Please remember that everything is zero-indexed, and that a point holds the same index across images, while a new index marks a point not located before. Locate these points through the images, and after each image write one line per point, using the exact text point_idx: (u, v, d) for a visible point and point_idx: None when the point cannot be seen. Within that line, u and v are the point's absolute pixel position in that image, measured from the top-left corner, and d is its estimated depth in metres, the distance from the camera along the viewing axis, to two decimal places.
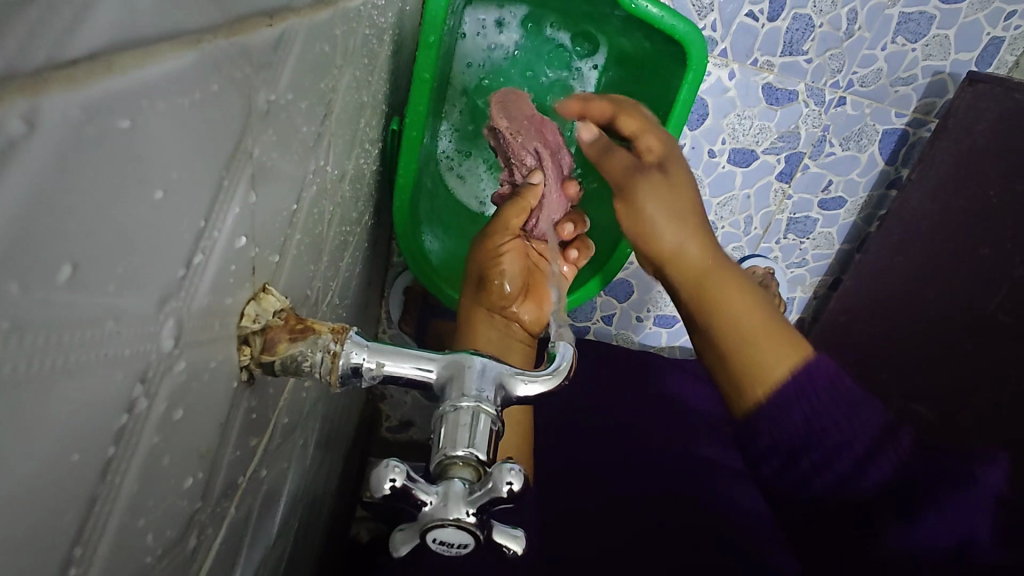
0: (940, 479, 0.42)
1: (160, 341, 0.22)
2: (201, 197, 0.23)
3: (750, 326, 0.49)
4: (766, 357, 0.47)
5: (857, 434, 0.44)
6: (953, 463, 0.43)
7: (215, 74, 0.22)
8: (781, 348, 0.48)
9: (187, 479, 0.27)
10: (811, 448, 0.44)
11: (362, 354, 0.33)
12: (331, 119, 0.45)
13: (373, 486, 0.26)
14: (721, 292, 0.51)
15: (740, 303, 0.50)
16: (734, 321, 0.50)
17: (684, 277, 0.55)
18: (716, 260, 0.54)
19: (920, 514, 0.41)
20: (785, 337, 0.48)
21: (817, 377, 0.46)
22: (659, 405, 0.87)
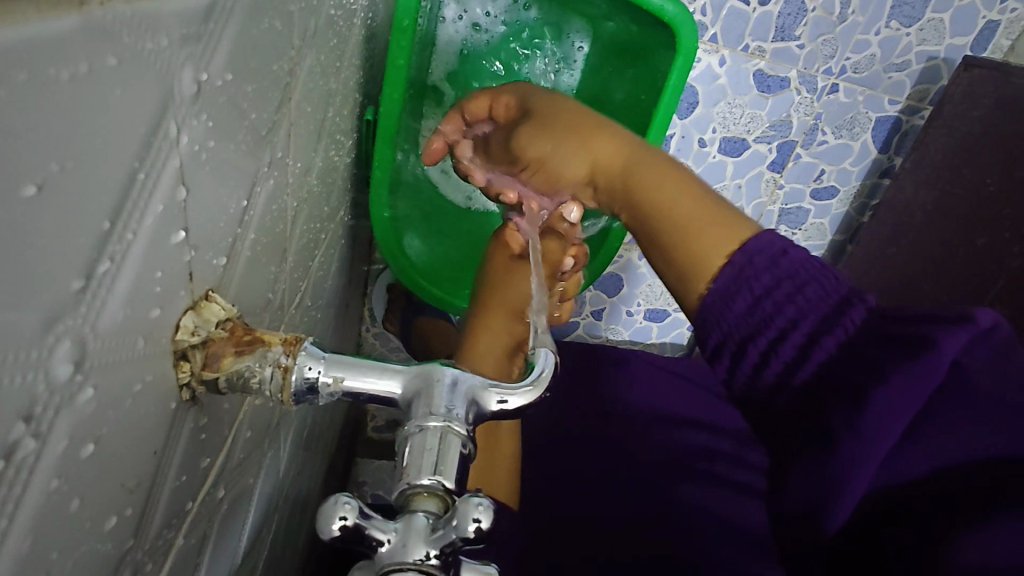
0: (897, 352, 0.34)
1: (52, 369, 0.18)
2: (103, 193, 0.19)
3: (679, 211, 0.45)
4: (696, 234, 0.43)
5: (799, 310, 0.38)
6: (902, 333, 0.34)
7: (112, 45, 0.18)
8: (716, 223, 0.43)
9: (109, 520, 0.23)
10: (758, 336, 0.38)
11: (318, 367, 0.30)
12: (291, 105, 0.41)
13: (320, 527, 0.23)
14: (638, 186, 0.49)
15: (665, 186, 0.47)
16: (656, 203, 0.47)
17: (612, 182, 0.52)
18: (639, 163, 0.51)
19: (865, 403, 0.33)
20: (719, 214, 0.43)
21: (756, 260, 0.39)
22: (651, 405, 0.82)
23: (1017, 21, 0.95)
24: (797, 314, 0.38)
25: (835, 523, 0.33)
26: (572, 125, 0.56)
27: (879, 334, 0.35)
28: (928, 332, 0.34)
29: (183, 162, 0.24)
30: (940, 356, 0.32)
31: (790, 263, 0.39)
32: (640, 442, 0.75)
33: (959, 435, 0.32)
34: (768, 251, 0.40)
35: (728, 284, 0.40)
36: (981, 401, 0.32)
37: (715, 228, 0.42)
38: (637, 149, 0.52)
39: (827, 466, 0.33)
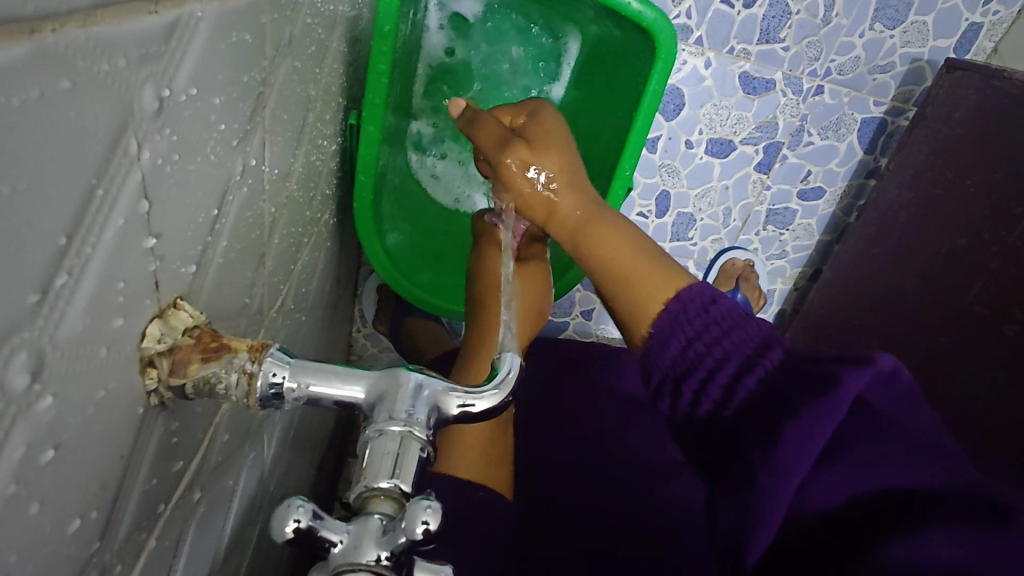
0: (804, 390, 0.34)
1: (9, 380, 0.19)
2: (58, 210, 0.20)
3: (630, 266, 0.50)
4: (642, 286, 0.48)
5: (724, 351, 0.40)
6: (817, 370, 0.35)
7: (65, 69, 0.19)
8: (658, 278, 0.48)
9: (73, 522, 0.24)
10: (690, 375, 0.41)
11: (284, 373, 0.30)
12: (265, 114, 0.41)
13: (274, 529, 0.23)
14: (594, 236, 0.54)
15: (616, 241, 0.52)
16: (609, 258, 0.52)
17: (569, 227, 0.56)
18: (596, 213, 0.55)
19: (780, 432, 0.33)
20: (661, 267, 0.49)
21: (691, 305, 0.44)
22: (624, 398, 0.83)
23: (1000, 24, 0.96)
24: (719, 354, 0.40)
25: (755, 551, 0.32)
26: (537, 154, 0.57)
27: (795, 373, 0.36)
28: (835, 369, 0.34)
29: (145, 175, 0.25)
30: (843, 390, 0.33)
31: (718, 310, 0.43)
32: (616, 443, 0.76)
33: (872, 462, 0.31)
34: (700, 300, 0.44)
35: (668, 327, 0.45)
36: (894, 432, 0.32)
37: (657, 280, 0.48)
38: (594, 196, 0.57)
39: (754, 488, 0.33)
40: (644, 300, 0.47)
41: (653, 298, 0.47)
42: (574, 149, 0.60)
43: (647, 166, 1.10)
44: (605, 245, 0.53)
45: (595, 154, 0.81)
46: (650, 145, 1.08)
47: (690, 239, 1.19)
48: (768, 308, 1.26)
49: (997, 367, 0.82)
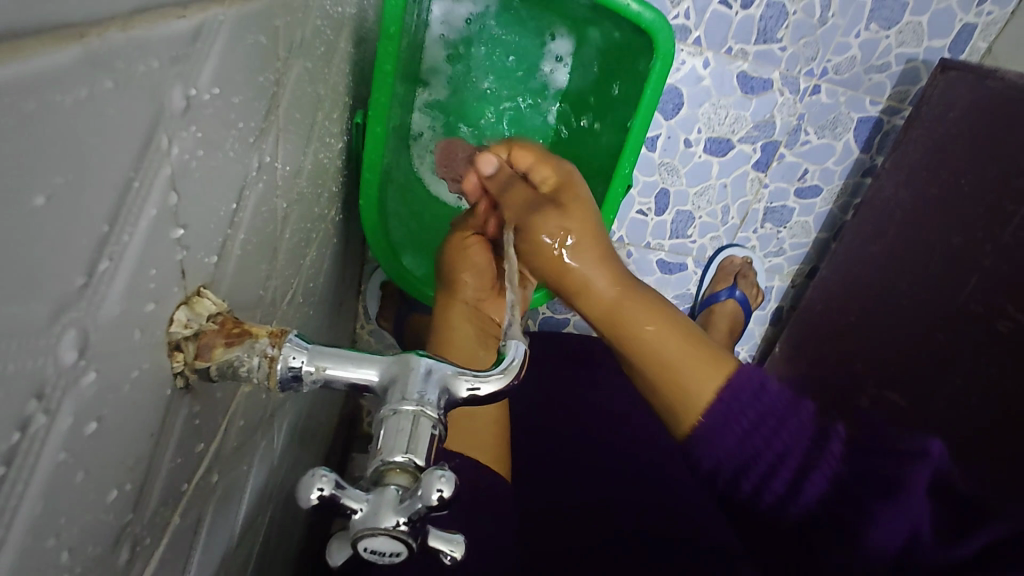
0: (874, 492, 0.40)
1: (59, 355, 0.21)
2: (101, 199, 0.22)
3: (671, 352, 0.51)
4: (687, 374, 0.49)
5: (783, 446, 0.44)
6: (881, 466, 0.41)
7: (108, 70, 0.21)
8: (704, 365, 0.49)
9: (110, 493, 0.26)
10: (750, 468, 0.44)
11: (302, 358, 0.32)
12: (279, 113, 0.43)
13: (301, 496, 0.26)
14: (632, 316, 0.55)
15: (656, 322, 0.53)
16: (653, 342, 0.53)
17: (603, 303, 0.57)
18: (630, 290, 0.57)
19: (862, 533, 0.39)
20: (702, 351, 0.51)
21: (743, 391, 0.46)
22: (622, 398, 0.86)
23: (993, 24, 0.97)
24: (777, 448, 0.44)
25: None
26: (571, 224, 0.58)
27: (860, 470, 0.42)
28: (901, 470, 0.40)
29: (173, 169, 0.27)
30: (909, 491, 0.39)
31: (769, 398, 0.46)
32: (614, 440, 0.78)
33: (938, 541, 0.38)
34: (750, 386, 0.46)
35: (721, 421, 0.46)
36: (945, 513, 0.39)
37: (701, 368, 0.49)
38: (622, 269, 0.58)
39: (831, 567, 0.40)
40: (687, 389, 0.48)
41: (699, 389, 0.48)
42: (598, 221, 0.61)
43: (647, 164, 1.12)
44: (644, 326, 0.54)
45: (593, 153, 0.83)
46: (650, 144, 1.09)
47: (689, 237, 1.21)
48: (766, 305, 1.28)
49: (992, 362, 0.82)
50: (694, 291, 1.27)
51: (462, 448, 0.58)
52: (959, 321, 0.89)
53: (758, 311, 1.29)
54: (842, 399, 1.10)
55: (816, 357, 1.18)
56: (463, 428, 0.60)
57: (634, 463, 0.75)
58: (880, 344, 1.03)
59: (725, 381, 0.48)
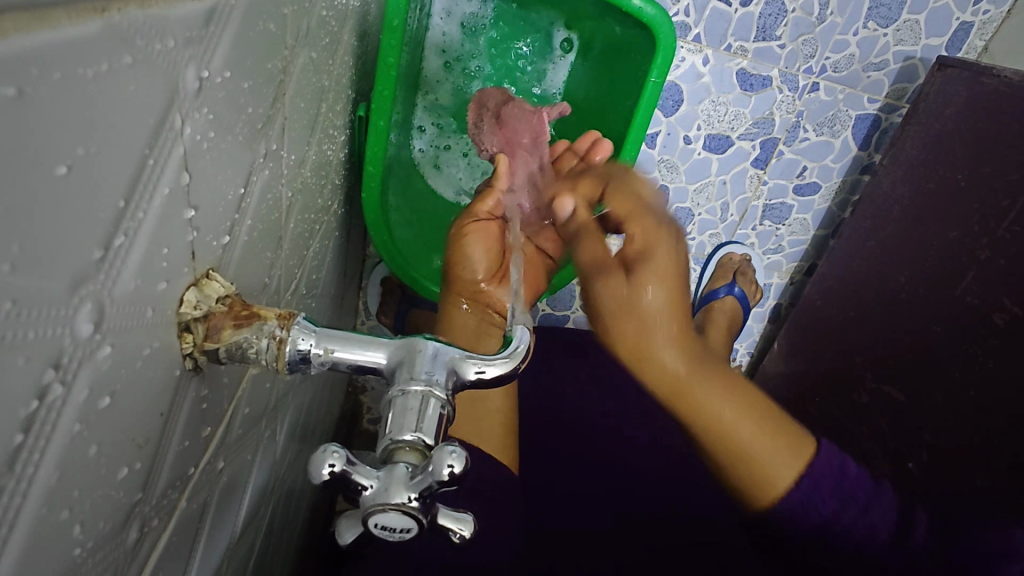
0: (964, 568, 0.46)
1: (76, 326, 0.21)
2: (119, 173, 0.22)
3: (751, 444, 0.44)
4: (768, 464, 0.44)
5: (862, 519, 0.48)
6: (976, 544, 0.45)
7: (127, 46, 0.21)
8: (784, 457, 0.44)
9: (121, 470, 0.26)
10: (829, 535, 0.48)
11: (310, 340, 0.32)
12: (285, 101, 0.43)
13: (313, 472, 0.27)
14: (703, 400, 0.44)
15: (731, 410, 0.44)
16: (724, 434, 0.44)
17: (659, 383, 0.44)
18: (704, 369, 0.45)
19: None
20: (789, 437, 0.45)
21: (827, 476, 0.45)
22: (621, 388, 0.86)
23: (990, 23, 0.98)
24: (869, 526, 0.45)
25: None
26: (655, 282, 0.44)
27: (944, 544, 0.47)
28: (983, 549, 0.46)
29: (185, 149, 0.27)
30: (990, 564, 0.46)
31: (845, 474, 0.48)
32: (614, 433, 0.79)
33: None
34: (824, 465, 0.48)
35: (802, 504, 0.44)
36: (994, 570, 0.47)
37: (787, 459, 0.45)
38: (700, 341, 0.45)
39: None
40: (774, 475, 0.44)
41: (781, 477, 0.44)
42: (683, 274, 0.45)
43: (646, 161, 1.12)
44: (718, 405, 0.44)
45: None
46: (649, 140, 1.10)
47: (688, 234, 1.21)
48: (765, 302, 1.29)
49: (988, 356, 0.83)
50: (693, 288, 1.28)
51: (464, 437, 0.58)
52: (955, 317, 0.89)
53: (757, 308, 1.30)
54: (840, 393, 1.11)
55: (812, 351, 1.19)
56: (468, 415, 0.61)
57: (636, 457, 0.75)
58: (879, 335, 1.04)
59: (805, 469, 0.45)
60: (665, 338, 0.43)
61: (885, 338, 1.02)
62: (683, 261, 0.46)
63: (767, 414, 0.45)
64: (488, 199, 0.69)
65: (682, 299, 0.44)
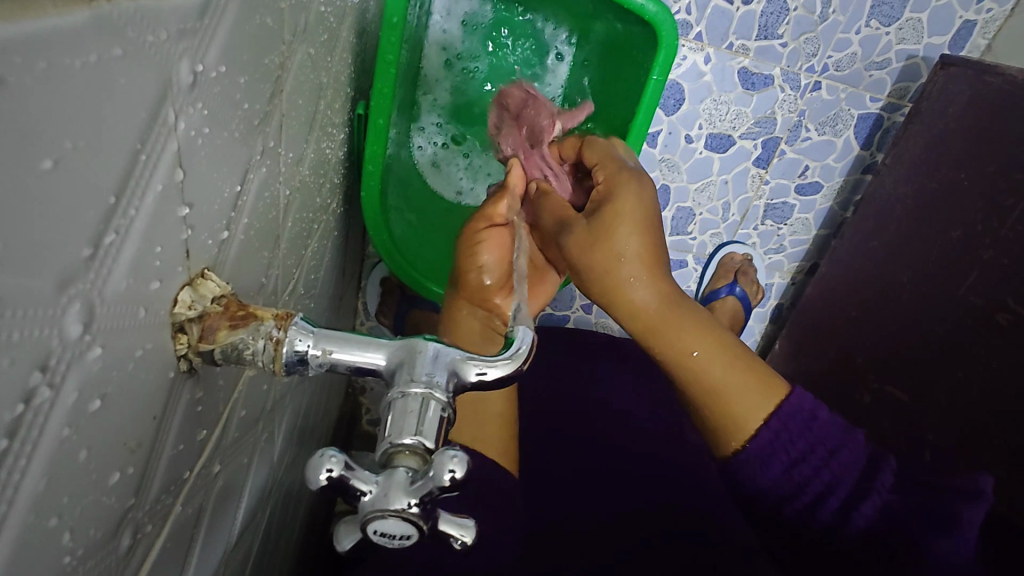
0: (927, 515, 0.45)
1: (64, 328, 0.20)
2: (108, 170, 0.21)
3: (713, 371, 0.52)
4: (735, 398, 0.51)
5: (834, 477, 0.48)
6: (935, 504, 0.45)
7: (118, 37, 0.20)
8: (750, 389, 0.51)
9: (113, 475, 0.25)
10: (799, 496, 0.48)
11: (308, 341, 0.32)
12: (282, 98, 0.43)
13: (310, 478, 0.26)
14: (669, 335, 0.53)
15: (701, 344, 0.52)
16: (692, 366, 0.52)
17: (634, 319, 0.55)
18: (673, 306, 0.54)
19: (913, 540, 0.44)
20: (760, 376, 0.52)
21: (791, 425, 0.49)
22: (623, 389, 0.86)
23: (993, 21, 0.98)
24: (824, 480, 0.48)
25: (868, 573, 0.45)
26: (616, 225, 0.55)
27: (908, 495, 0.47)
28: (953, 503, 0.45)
29: (179, 144, 0.26)
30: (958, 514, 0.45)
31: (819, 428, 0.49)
32: (615, 434, 0.78)
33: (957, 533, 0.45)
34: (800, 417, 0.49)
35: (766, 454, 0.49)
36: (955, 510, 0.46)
37: (756, 393, 0.51)
38: (665, 281, 0.54)
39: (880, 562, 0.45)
40: (744, 412, 0.50)
41: (749, 412, 0.50)
42: (647, 218, 0.56)
43: (647, 160, 1.11)
44: (683, 338, 0.53)
45: None
46: (650, 139, 1.09)
47: (689, 233, 1.21)
48: (766, 302, 1.28)
49: (992, 355, 0.82)
50: (694, 288, 1.28)
51: (464, 440, 0.58)
52: (959, 318, 0.88)
53: (759, 308, 1.29)
54: (842, 394, 1.10)
55: (814, 351, 1.18)
56: (470, 417, 0.60)
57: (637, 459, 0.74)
58: (881, 335, 1.03)
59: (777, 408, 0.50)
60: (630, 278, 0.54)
61: (888, 338, 1.02)
62: (647, 206, 0.56)
63: (732, 345, 0.53)
64: (496, 204, 0.67)
65: (644, 240, 0.55)
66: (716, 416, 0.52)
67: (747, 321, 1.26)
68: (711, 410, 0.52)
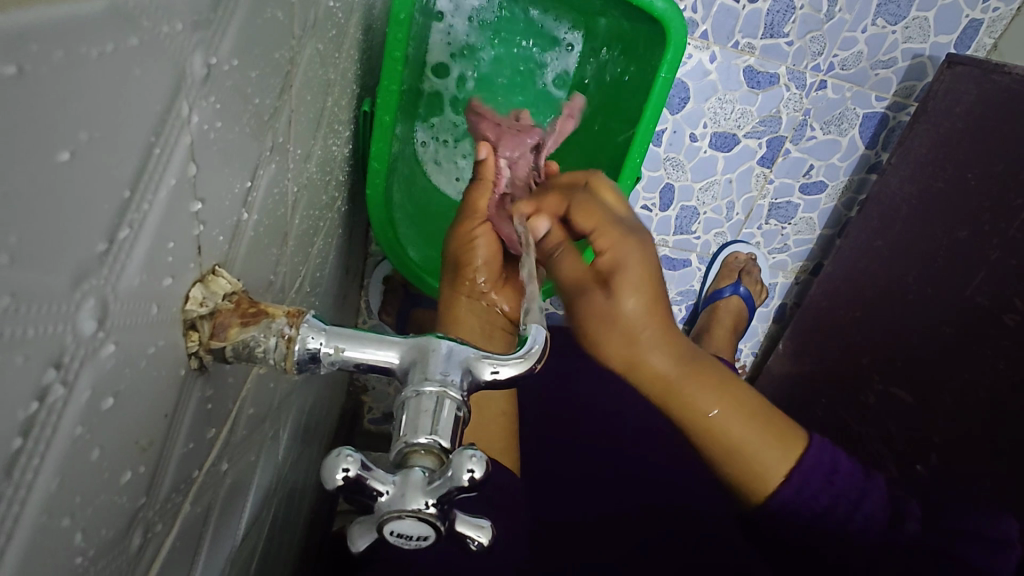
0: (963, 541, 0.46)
1: (78, 323, 0.20)
2: (123, 163, 0.21)
3: (741, 439, 0.48)
4: (759, 462, 0.48)
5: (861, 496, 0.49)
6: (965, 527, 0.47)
7: (133, 27, 0.20)
8: (775, 451, 0.49)
9: (125, 474, 0.25)
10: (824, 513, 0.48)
11: (320, 339, 0.31)
12: (291, 93, 0.42)
13: (325, 478, 0.26)
14: (691, 406, 0.49)
15: (721, 414, 0.48)
16: (712, 435, 0.49)
17: (648, 387, 0.50)
18: (697, 375, 0.49)
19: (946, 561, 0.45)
20: (782, 434, 0.49)
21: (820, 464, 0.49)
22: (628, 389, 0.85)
23: (999, 20, 0.97)
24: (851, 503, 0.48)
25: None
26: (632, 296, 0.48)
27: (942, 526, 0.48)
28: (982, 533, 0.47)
29: (193, 138, 0.26)
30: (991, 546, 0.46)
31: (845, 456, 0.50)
32: (621, 434, 0.77)
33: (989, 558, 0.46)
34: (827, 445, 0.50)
35: (798, 498, 0.48)
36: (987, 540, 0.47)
37: (776, 455, 0.48)
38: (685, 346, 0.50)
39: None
40: (765, 476, 0.48)
41: (773, 474, 0.48)
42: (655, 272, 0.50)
43: (652, 159, 1.11)
44: (707, 410, 0.49)
45: (601, 144, 0.82)
46: (655, 138, 1.08)
47: (693, 232, 1.20)
48: (769, 302, 1.28)
49: (999, 356, 0.82)
50: (698, 287, 1.27)
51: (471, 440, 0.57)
52: (966, 318, 0.88)
53: (762, 308, 1.29)
54: (846, 395, 1.10)
55: (818, 352, 1.18)
56: (478, 418, 0.60)
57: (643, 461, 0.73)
58: (886, 335, 1.03)
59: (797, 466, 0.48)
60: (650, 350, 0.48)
61: (893, 338, 1.01)
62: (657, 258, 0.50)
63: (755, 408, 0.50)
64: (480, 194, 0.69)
65: (658, 304, 0.49)
66: (738, 479, 0.49)
67: (751, 321, 1.25)
68: (734, 474, 0.49)
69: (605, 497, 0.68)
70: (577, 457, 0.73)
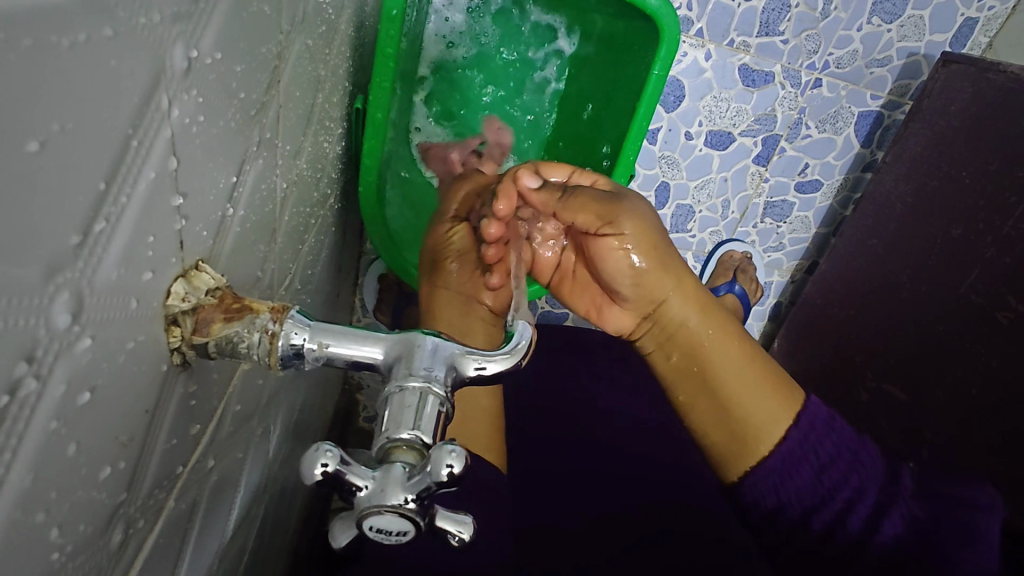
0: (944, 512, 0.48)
1: (52, 317, 0.20)
2: (99, 155, 0.21)
3: (750, 377, 0.52)
4: (755, 413, 0.50)
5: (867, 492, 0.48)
6: (957, 516, 0.48)
7: (108, 17, 0.20)
8: (775, 399, 0.51)
9: (104, 470, 0.25)
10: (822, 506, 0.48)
11: (304, 335, 0.31)
12: (279, 88, 0.42)
13: (305, 473, 0.26)
14: (707, 346, 0.53)
15: (730, 354, 0.53)
16: (718, 379, 0.52)
17: (675, 327, 0.55)
18: (709, 314, 0.54)
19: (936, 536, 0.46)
20: (781, 389, 0.51)
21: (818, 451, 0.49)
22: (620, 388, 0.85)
23: (995, 19, 0.97)
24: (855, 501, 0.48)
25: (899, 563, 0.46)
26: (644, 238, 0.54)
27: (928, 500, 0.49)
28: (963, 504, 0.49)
29: (173, 132, 0.26)
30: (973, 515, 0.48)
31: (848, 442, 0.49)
32: (613, 432, 0.77)
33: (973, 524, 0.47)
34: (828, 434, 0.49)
35: (793, 494, 0.49)
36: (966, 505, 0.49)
37: (772, 411, 0.50)
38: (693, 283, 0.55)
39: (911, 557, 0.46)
40: (757, 437, 0.50)
41: (767, 429, 0.50)
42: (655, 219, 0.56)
43: (647, 157, 1.11)
44: (716, 349, 0.53)
45: (596, 142, 0.82)
46: (650, 137, 1.08)
47: (689, 231, 1.20)
48: (764, 301, 1.28)
49: (993, 354, 0.82)
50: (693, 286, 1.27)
51: (460, 436, 0.57)
52: (960, 317, 0.88)
53: (757, 306, 1.29)
54: (841, 395, 1.10)
55: (813, 352, 1.18)
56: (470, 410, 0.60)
57: (634, 458, 0.73)
58: (880, 334, 1.03)
59: (794, 421, 0.50)
60: (671, 291, 0.55)
61: (886, 337, 1.02)
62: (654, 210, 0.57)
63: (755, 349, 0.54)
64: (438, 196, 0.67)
65: (661, 248, 0.55)
66: (735, 434, 0.51)
67: (746, 320, 1.25)
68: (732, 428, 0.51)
69: (596, 495, 0.68)
70: (569, 455, 0.73)
